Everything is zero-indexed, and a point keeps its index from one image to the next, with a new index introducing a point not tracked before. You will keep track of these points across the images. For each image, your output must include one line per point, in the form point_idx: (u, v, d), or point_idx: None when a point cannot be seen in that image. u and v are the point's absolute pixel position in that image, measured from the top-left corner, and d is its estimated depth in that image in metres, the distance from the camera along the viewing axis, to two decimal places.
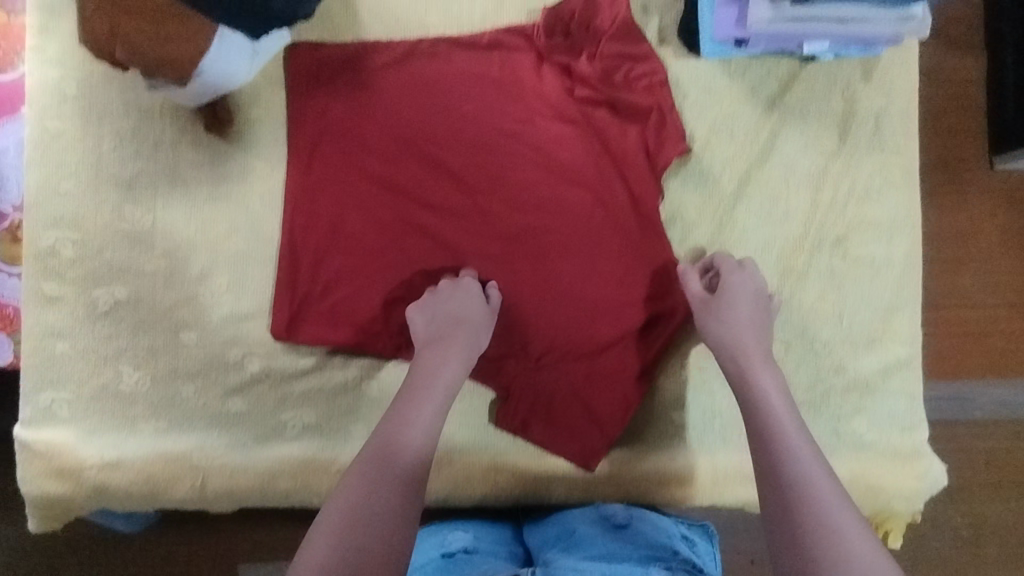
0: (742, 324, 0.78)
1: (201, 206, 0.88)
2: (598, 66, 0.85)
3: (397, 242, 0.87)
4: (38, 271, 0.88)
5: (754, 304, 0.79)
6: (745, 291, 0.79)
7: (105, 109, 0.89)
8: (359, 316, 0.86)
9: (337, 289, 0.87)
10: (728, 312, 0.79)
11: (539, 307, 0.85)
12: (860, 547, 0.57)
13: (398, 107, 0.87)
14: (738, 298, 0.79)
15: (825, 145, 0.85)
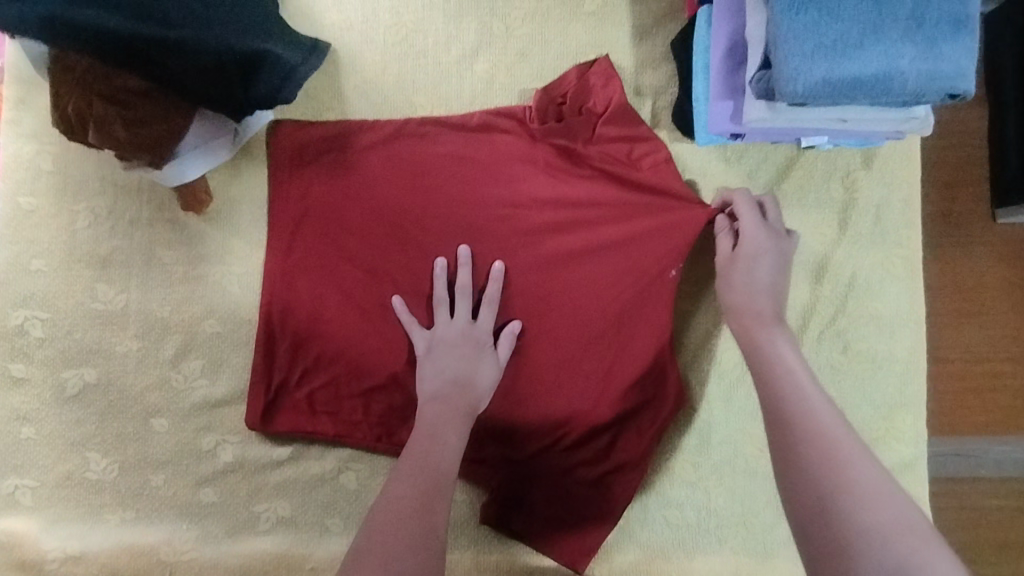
0: (761, 288, 0.73)
1: (177, 285, 0.85)
2: (596, 150, 0.84)
3: (381, 328, 0.83)
4: (5, 352, 0.85)
5: (773, 272, 0.74)
6: (763, 277, 0.74)
7: (82, 185, 0.86)
8: (340, 405, 0.83)
9: (318, 375, 0.83)
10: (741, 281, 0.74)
11: (529, 397, 0.82)
12: (909, 540, 0.48)
13: (383, 188, 0.84)
14: (758, 255, 0.75)
15: (825, 235, 0.82)
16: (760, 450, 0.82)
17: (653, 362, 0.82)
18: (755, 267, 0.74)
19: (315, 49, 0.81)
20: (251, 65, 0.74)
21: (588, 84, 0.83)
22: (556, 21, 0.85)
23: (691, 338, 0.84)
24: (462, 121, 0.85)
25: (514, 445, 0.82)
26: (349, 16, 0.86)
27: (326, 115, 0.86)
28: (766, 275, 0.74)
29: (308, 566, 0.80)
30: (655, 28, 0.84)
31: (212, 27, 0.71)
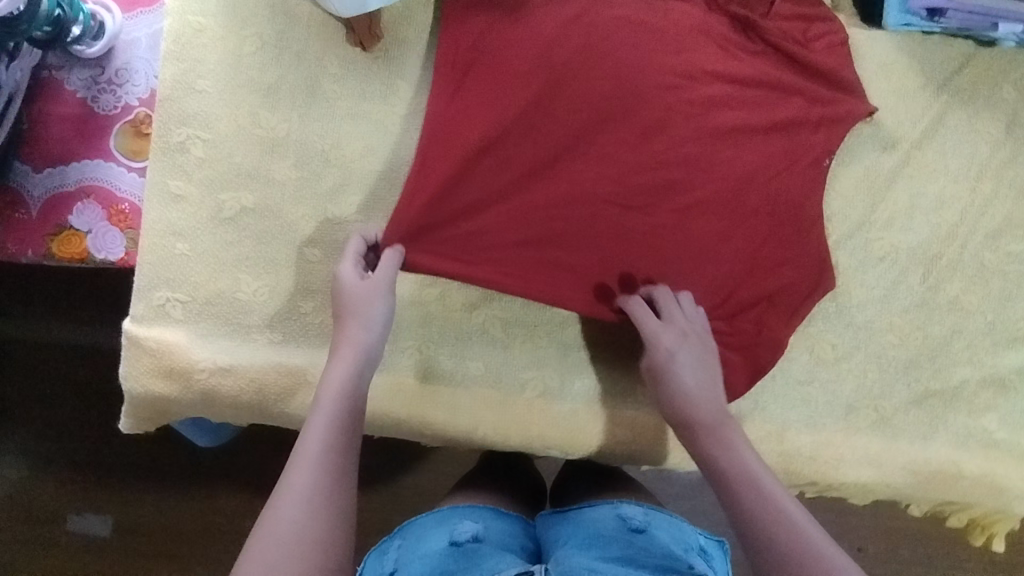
0: (688, 399, 0.74)
1: (339, 121, 0.86)
2: (775, 24, 0.83)
3: (536, 183, 0.83)
4: (165, 168, 0.86)
5: (696, 382, 0.75)
6: (695, 380, 0.75)
7: (252, 10, 0.86)
8: (488, 255, 0.83)
9: (468, 223, 0.82)
10: (675, 385, 0.75)
11: (678, 266, 0.82)
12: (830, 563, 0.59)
13: (551, 42, 0.83)
14: (680, 342, 0.76)
15: (993, 134, 0.82)
16: (898, 340, 0.83)
17: (807, 242, 0.82)
18: (673, 363, 0.75)
19: None
20: None
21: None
22: None
23: (852, 222, 0.83)
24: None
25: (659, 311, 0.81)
26: None
27: None
28: (690, 378, 0.75)
29: (449, 401, 0.85)
30: None
31: None
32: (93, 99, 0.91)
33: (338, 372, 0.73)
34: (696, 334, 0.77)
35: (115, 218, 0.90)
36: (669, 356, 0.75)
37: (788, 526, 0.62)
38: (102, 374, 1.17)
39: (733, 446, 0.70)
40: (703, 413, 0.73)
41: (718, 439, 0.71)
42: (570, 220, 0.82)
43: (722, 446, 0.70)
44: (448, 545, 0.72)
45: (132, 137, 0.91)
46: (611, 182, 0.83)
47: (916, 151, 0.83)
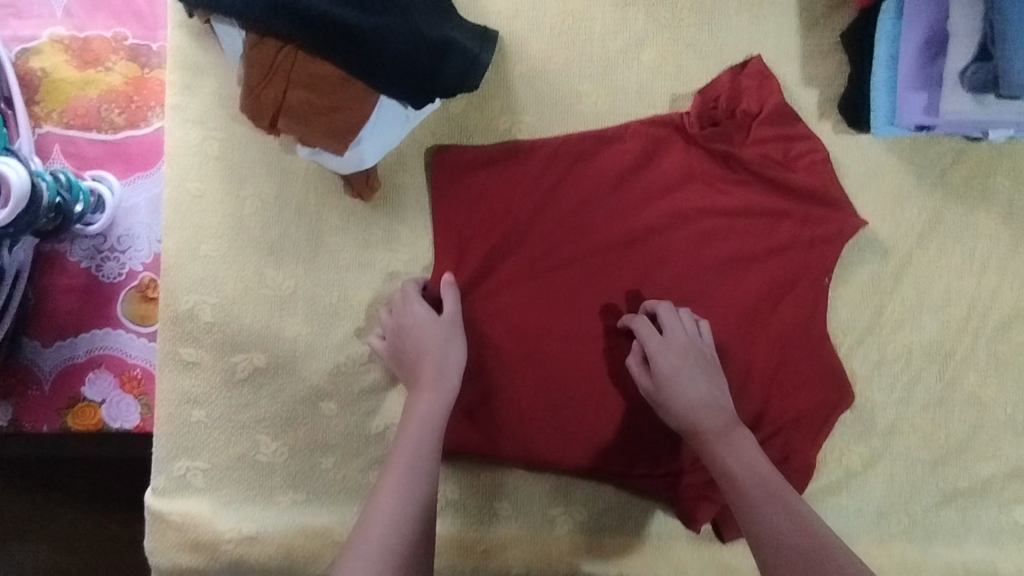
0: (691, 410, 0.75)
1: (343, 272, 0.86)
2: (754, 153, 0.83)
3: (545, 339, 0.85)
4: (175, 336, 0.86)
5: (697, 395, 0.76)
6: (699, 394, 0.76)
7: (248, 171, 0.86)
8: (509, 414, 0.84)
9: (489, 387, 0.84)
10: (676, 403, 0.75)
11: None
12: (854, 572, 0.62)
13: (545, 199, 0.85)
14: (675, 352, 0.78)
15: (990, 227, 0.83)
16: (921, 440, 0.83)
17: (819, 361, 0.83)
18: (674, 360, 0.77)
19: (488, 37, 0.81)
20: (439, 50, 0.76)
21: (744, 86, 0.83)
22: (725, 11, 0.85)
23: (860, 329, 0.83)
24: (616, 132, 0.85)
25: (676, 452, 0.84)
26: (516, 2, 0.85)
27: (491, 103, 0.86)
28: (692, 390, 0.76)
29: (481, 547, 0.83)
30: (825, 15, 0.84)
31: (405, 15, 0.73)
32: (97, 268, 0.91)
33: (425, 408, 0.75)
34: (695, 352, 0.78)
35: (128, 385, 0.91)
36: (669, 379, 0.76)
37: (785, 531, 0.65)
38: None
39: (738, 449, 0.72)
40: (706, 419, 0.74)
41: (723, 445, 0.73)
42: (582, 372, 0.84)
43: (723, 443, 0.73)
44: None
45: (139, 302, 0.91)
46: (621, 327, 0.84)
47: (917, 251, 0.83)
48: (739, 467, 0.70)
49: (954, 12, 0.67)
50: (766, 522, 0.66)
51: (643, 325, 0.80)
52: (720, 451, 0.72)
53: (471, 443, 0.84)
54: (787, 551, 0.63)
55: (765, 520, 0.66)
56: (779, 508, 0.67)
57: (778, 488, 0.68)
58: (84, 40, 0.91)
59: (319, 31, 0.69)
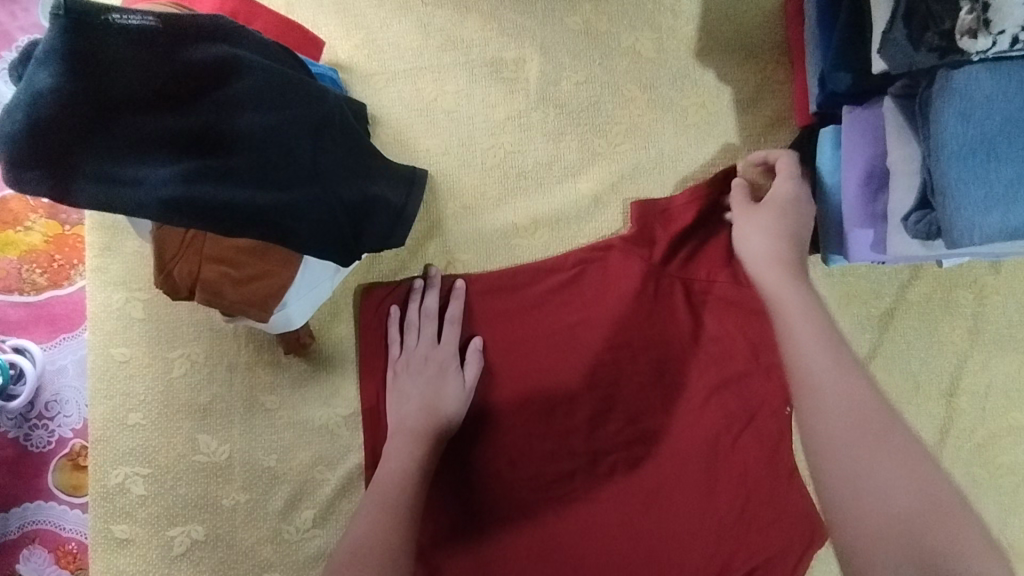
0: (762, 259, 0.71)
1: (282, 432, 0.82)
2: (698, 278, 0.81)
3: (502, 488, 0.81)
4: (107, 512, 0.81)
5: (772, 241, 0.71)
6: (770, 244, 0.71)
7: (176, 332, 0.82)
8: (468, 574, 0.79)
9: (445, 547, 0.80)
10: (757, 260, 0.71)
11: (662, 551, 0.79)
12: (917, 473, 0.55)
13: (489, 341, 0.82)
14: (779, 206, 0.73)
15: (955, 344, 0.79)
16: None
17: (787, 497, 0.79)
18: (768, 225, 0.72)
19: (414, 181, 0.77)
20: (362, 210, 0.73)
21: (701, 206, 0.80)
22: (660, 134, 0.82)
23: None
24: (557, 263, 0.81)
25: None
26: (446, 140, 0.83)
27: (426, 244, 0.83)
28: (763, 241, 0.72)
29: None
30: (763, 136, 0.82)
31: (322, 181, 0.69)
32: (25, 437, 0.86)
33: (417, 415, 0.77)
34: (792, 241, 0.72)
35: (64, 560, 0.85)
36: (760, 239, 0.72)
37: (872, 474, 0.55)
38: None
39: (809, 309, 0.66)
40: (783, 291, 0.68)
41: (814, 345, 0.63)
42: (544, 520, 0.80)
43: (797, 298, 0.67)
44: None
45: (71, 471, 0.87)
46: (576, 472, 0.80)
47: (882, 373, 0.79)
48: (845, 397, 0.59)
49: (892, 150, 0.65)
50: (840, 446, 0.57)
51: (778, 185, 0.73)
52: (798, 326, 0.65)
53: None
54: (864, 496, 0.55)
55: (852, 459, 0.56)
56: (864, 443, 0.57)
57: (886, 438, 0.57)
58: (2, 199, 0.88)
59: (229, 216, 0.64)
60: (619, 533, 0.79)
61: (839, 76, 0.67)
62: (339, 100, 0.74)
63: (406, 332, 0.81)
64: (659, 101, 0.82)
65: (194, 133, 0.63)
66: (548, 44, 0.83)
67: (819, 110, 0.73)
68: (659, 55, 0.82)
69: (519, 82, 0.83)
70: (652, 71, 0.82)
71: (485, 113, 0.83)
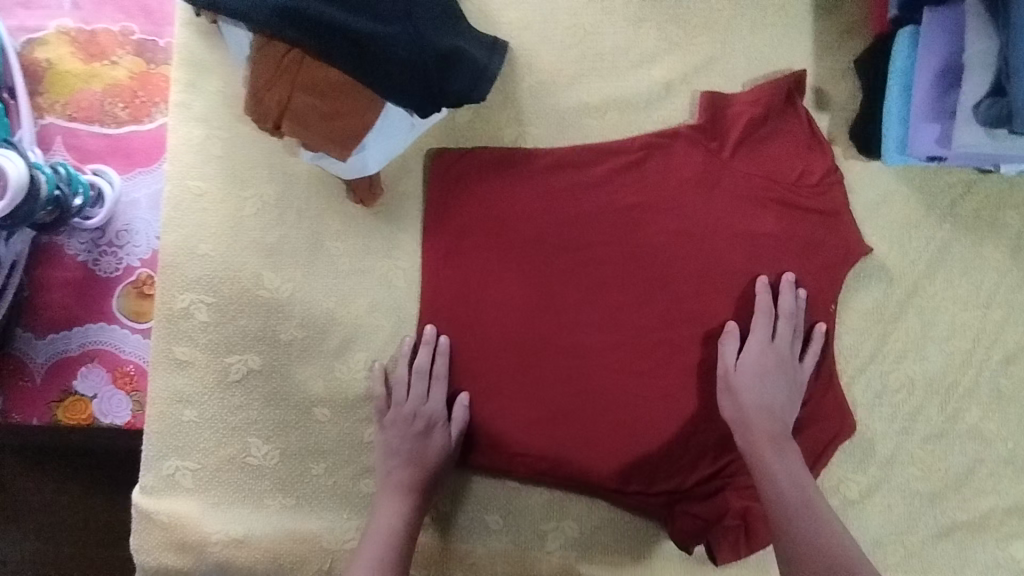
0: (759, 407, 0.77)
1: (344, 278, 0.85)
2: (759, 172, 0.83)
3: (543, 351, 0.84)
4: (169, 334, 0.85)
5: (771, 401, 0.78)
6: (772, 399, 0.78)
7: (251, 172, 0.86)
8: (504, 431, 0.84)
9: (484, 391, 0.84)
10: (747, 398, 0.78)
11: (689, 426, 0.83)
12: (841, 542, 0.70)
13: (548, 214, 0.85)
14: (771, 358, 0.79)
15: (997, 260, 0.82)
16: (920, 472, 0.82)
17: (820, 389, 0.82)
18: (764, 363, 0.79)
19: (496, 46, 0.81)
20: (448, 59, 0.75)
21: (771, 103, 0.83)
22: (737, 31, 0.84)
23: (865, 361, 0.82)
24: (623, 145, 0.84)
25: (664, 483, 0.83)
26: (528, 15, 0.86)
27: (499, 114, 0.86)
28: (770, 394, 0.78)
29: (469, 561, 0.82)
30: (838, 42, 0.84)
31: (415, 23, 0.72)
32: (94, 262, 0.90)
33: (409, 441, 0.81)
34: (788, 366, 0.79)
35: (120, 381, 0.89)
36: (749, 374, 0.79)
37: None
38: None
39: (787, 455, 0.76)
40: (763, 423, 0.76)
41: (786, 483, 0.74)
42: (580, 388, 0.84)
43: (780, 457, 0.75)
44: None
45: (135, 298, 0.91)
46: (619, 347, 0.84)
47: (924, 282, 0.83)
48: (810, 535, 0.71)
49: (971, 43, 0.67)
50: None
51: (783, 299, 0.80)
52: (772, 457, 0.75)
53: (464, 449, 0.84)
54: None
55: None
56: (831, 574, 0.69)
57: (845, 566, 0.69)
58: (91, 33, 0.91)
59: (326, 35, 0.69)
60: (654, 408, 0.83)
61: None
62: None
63: (469, 198, 0.85)
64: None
65: None
66: None
67: (897, 15, 0.75)
68: None
69: None
70: None
71: None
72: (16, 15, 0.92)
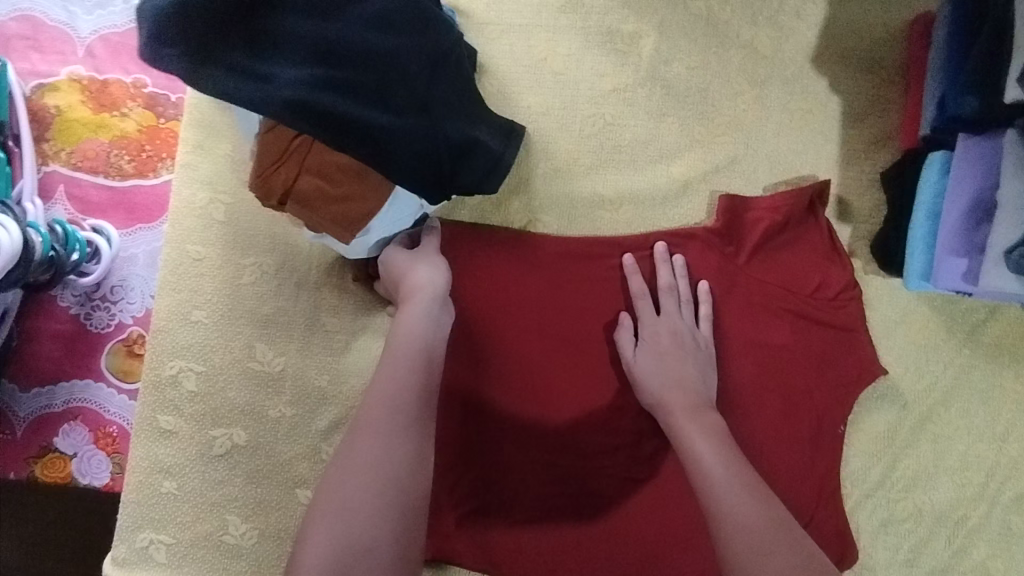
0: (665, 384, 0.74)
1: (338, 355, 0.83)
2: (774, 281, 0.80)
3: (533, 447, 0.81)
4: (155, 401, 0.82)
5: (678, 377, 0.74)
6: (681, 373, 0.74)
7: (253, 240, 0.84)
8: (487, 533, 0.80)
9: (470, 490, 0.80)
10: (656, 379, 0.74)
11: (680, 537, 0.80)
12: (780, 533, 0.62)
13: (552, 306, 0.82)
14: (666, 334, 0.77)
15: (1016, 391, 0.79)
16: None
17: (824, 512, 0.78)
18: (662, 340, 0.76)
19: (512, 134, 0.78)
20: (463, 151, 0.73)
21: (791, 210, 0.80)
22: (761, 132, 0.82)
23: (874, 486, 0.79)
24: (635, 242, 0.82)
25: None
26: (549, 100, 0.83)
27: (511, 199, 0.84)
28: (673, 367, 0.75)
29: None
30: (863, 153, 0.82)
31: (431, 115, 0.70)
32: (85, 316, 0.89)
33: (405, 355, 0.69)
34: (686, 338, 0.77)
35: (102, 442, 0.87)
36: (648, 356, 0.76)
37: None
38: None
39: (709, 428, 0.70)
40: (675, 397, 0.73)
41: (711, 452, 0.68)
42: (570, 488, 0.81)
43: (699, 430, 0.70)
44: None
45: (124, 357, 0.88)
46: (613, 451, 0.81)
47: (940, 407, 0.79)
48: (734, 501, 0.63)
49: (1005, 184, 0.65)
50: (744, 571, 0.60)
51: (663, 274, 0.79)
52: (688, 430, 0.70)
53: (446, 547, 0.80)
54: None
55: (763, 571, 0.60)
56: (767, 551, 0.61)
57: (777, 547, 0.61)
58: (103, 82, 0.90)
59: (340, 127, 0.65)
60: (646, 520, 0.80)
61: (964, 99, 0.68)
62: (460, 44, 0.75)
63: (471, 283, 0.82)
64: (766, 100, 0.82)
65: (328, 42, 0.65)
66: (667, 24, 0.83)
67: (929, 135, 0.73)
68: (774, 55, 0.83)
69: (631, 56, 0.83)
70: (763, 69, 0.83)
71: (592, 80, 0.83)
72: (28, 58, 0.90)
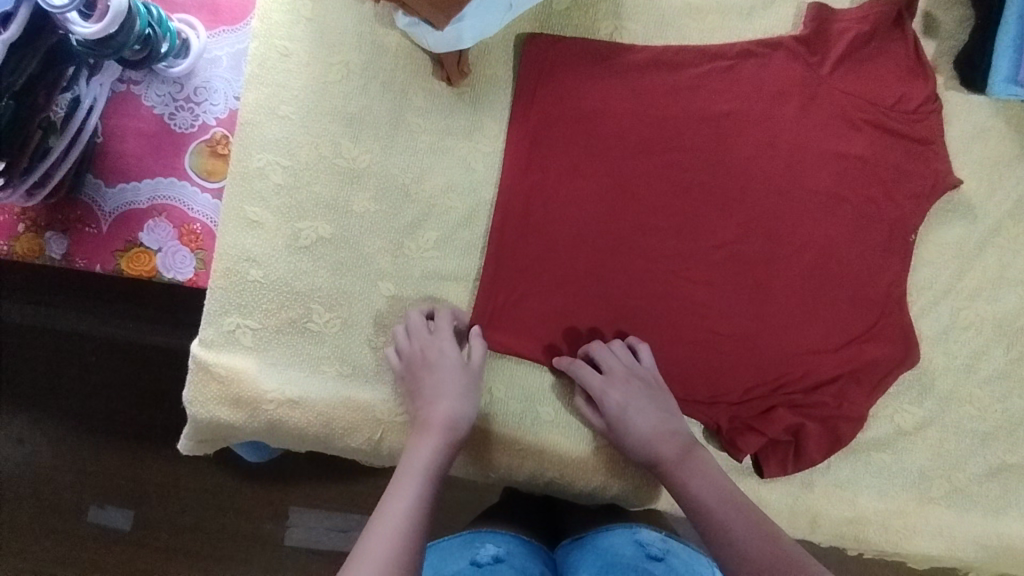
0: (648, 441, 0.77)
1: (422, 155, 0.85)
2: (857, 92, 0.82)
3: (614, 252, 0.83)
4: (242, 192, 0.84)
5: (655, 428, 0.78)
6: (650, 424, 0.78)
7: (340, 37, 0.85)
8: (564, 328, 0.84)
9: (548, 288, 0.84)
10: (632, 417, 0.78)
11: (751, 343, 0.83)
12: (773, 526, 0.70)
13: (635, 113, 0.83)
14: (619, 383, 0.79)
15: None
16: (978, 412, 0.82)
17: (889, 317, 0.82)
18: (619, 393, 0.78)
19: None
20: None
21: (881, 21, 0.81)
22: None
23: (938, 295, 0.83)
24: (722, 50, 0.83)
25: (719, 396, 0.82)
26: None
27: (600, 5, 0.84)
28: (641, 421, 0.78)
29: (519, 447, 0.83)
30: None
31: None
32: (170, 116, 0.90)
33: (426, 448, 0.75)
34: (635, 381, 0.79)
35: (187, 238, 0.89)
36: (616, 410, 0.78)
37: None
38: (37, 362, 1.15)
39: (703, 470, 0.75)
40: (667, 449, 0.77)
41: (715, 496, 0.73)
42: (642, 291, 0.83)
43: (699, 479, 0.74)
44: (470, 566, 0.81)
45: (208, 156, 0.90)
46: (689, 255, 0.83)
47: (1008, 223, 0.82)
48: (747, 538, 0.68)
49: None
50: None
51: (615, 363, 0.80)
52: (692, 479, 0.74)
53: (524, 337, 0.84)
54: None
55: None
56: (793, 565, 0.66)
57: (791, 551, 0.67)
58: None
59: None
60: (717, 321, 0.83)
61: None
62: None
63: (558, 87, 0.83)
64: None
65: None
66: None
67: None
68: None
69: None
70: None
71: None
72: None
